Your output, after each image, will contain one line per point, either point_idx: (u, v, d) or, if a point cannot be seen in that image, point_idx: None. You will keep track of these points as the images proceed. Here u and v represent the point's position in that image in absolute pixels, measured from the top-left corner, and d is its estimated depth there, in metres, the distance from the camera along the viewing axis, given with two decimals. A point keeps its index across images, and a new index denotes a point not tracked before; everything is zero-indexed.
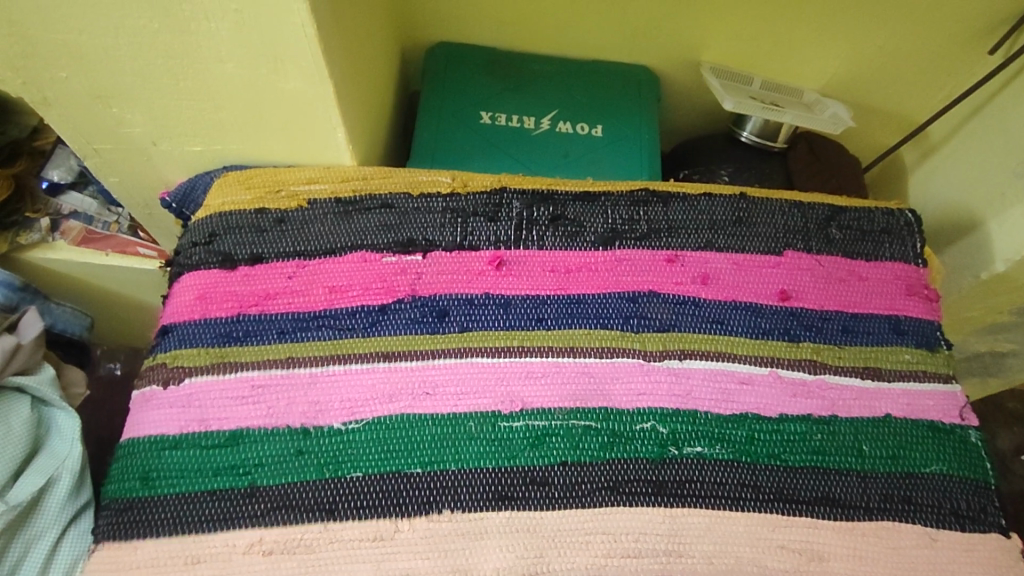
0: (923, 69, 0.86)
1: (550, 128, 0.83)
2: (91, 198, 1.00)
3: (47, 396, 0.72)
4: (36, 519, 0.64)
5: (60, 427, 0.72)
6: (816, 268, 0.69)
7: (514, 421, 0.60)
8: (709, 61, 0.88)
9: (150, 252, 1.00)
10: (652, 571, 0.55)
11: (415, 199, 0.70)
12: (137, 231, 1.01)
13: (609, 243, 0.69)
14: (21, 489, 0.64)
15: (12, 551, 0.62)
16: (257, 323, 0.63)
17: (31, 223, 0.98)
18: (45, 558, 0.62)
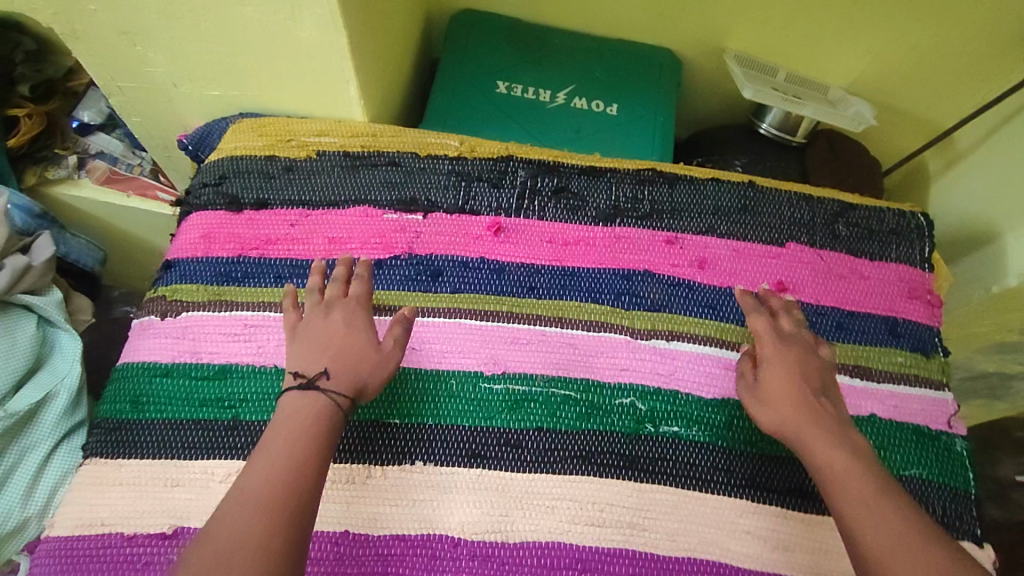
0: (955, 73, 0.83)
1: (564, 103, 0.82)
2: (117, 140, 1.04)
3: (52, 317, 0.75)
4: (32, 429, 0.68)
5: (63, 346, 0.75)
6: (816, 262, 0.68)
7: (493, 383, 0.60)
8: (734, 50, 0.87)
9: (169, 197, 1.04)
10: (614, 542, 0.56)
11: (422, 160, 0.71)
12: (158, 175, 1.06)
13: (610, 220, 0.69)
14: (21, 400, 0.68)
15: (7, 457, 0.67)
16: (256, 265, 0.65)
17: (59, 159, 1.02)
18: (36, 471, 0.67)
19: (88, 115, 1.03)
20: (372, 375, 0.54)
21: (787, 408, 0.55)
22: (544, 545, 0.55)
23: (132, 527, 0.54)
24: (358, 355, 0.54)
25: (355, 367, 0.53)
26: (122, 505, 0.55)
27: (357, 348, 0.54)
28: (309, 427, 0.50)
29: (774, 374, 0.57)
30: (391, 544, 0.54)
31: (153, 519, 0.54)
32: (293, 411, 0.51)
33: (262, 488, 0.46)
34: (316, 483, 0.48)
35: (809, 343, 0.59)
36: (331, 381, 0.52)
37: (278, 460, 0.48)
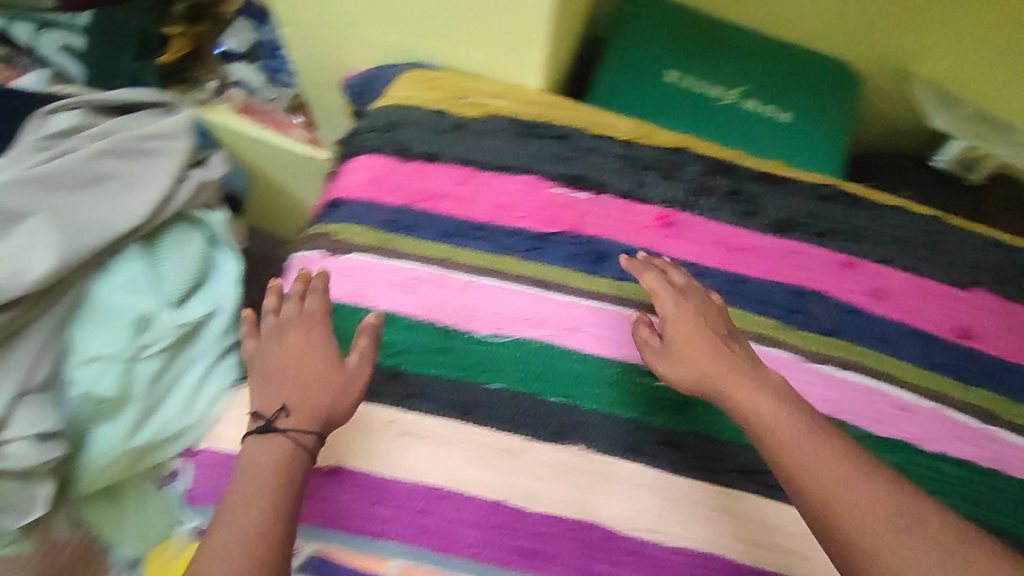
0: None
1: (735, 102, 0.77)
2: (257, 72, 1.07)
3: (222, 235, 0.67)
4: (195, 342, 0.60)
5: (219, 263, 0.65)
6: (1005, 313, 0.63)
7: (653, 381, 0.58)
8: (921, 74, 0.81)
9: (303, 137, 1.08)
10: (773, 566, 0.53)
11: (592, 138, 0.68)
12: (293, 113, 1.10)
13: (785, 232, 0.65)
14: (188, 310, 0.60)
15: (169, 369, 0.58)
16: (421, 218, 0.64)
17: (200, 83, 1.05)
18: (195, 385, 0.59)
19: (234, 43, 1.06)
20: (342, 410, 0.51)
21: (702, 361, 0.51)
22: (701, 557, 0.53)
23: None
24: (322, 384, 0.51)
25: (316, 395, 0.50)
26: None
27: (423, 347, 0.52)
28: (267, 463, 0.47)
29: (683, 335, 0.53)
30: (545, 522, 0.53)
31: (316, 452, 0.54)
32: (261, 449, 0.48)
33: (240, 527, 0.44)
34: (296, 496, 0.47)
35: (703, 293, 0.57)
36: (292, 419, 0.49)
37: (256, 489, 0.46)
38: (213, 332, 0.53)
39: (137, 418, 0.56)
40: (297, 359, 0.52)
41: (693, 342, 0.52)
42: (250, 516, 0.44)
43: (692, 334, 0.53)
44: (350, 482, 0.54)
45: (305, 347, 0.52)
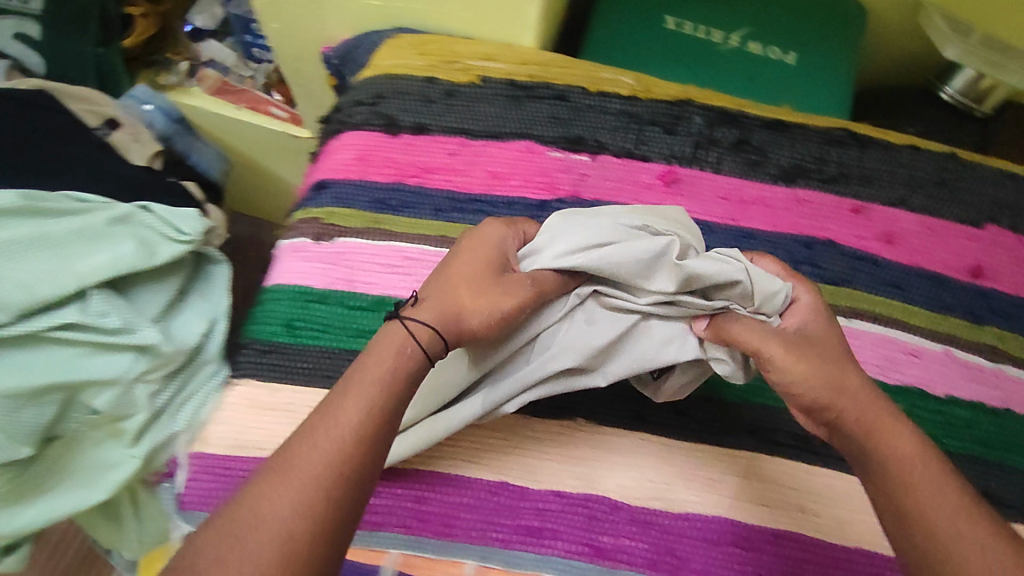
0: None
1: (738, 47, 0.73)
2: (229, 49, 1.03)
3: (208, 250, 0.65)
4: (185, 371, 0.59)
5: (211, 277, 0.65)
6: (1016, 249, 0.62)
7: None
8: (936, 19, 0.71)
9: (281, 112, 1.01)
10: (784, 523, 0.53)
11: (592, 96, 0.65)
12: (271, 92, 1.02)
13: (792, 179, 0.63)
14: (187, 328, 0.60)
15: (165, 394, 0.57)
16: (413, 196, 0.61)
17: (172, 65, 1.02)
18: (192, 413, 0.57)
19: (201, 21, 1.01)
20: (468, 322, 0.47)
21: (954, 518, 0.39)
22: (705, 516, 0.54)
23: None
24: (487, 307, 0.46)
25: (452, 296, 0.47)
26: (278, 430, 0.55)
27: (915, 457, 0.42)
28: (390, 363, 0.44)
29: (913, 463, 0.41)
30: (549, 500, 0.54)
31: None
32: (385, 338, 0.46)
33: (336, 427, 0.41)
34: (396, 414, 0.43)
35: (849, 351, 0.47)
36: (418, 310, 0.47)
37: (363, 388, 0.43)
38: (472, 267, 0.48)
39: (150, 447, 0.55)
40: (473, 269, 0.48)
41: (883, 438, 0.43)
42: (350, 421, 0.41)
43: (927, 461, 0.42)
44: None
45: (480, 257, 0.49)
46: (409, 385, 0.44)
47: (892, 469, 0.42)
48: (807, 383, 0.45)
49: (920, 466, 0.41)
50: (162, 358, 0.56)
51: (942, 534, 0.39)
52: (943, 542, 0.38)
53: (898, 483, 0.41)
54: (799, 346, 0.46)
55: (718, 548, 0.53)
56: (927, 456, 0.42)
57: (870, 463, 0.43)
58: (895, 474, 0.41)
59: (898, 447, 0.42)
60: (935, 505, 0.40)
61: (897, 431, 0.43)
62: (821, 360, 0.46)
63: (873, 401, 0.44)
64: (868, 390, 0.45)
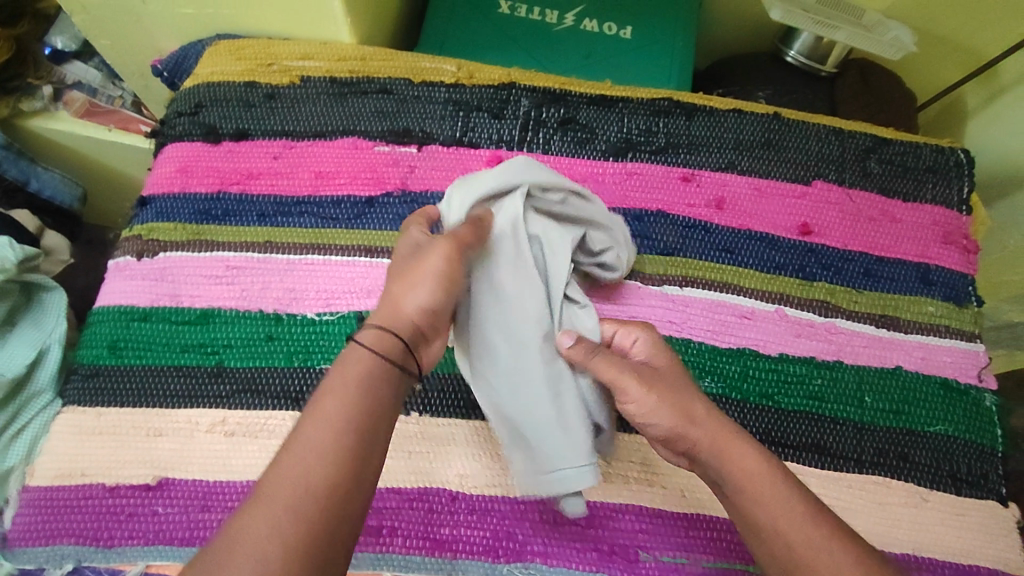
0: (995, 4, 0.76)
1: (573, 26, 0.73)
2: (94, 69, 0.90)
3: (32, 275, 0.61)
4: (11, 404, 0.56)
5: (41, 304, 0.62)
6: (846, 203, 0.62)
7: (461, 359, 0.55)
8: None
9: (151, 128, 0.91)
10: (620, 498, 0.52)
11: (417, 87, 0.64)
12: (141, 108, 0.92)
13: (622, 154, 0.63)
14: (10, 362, 0.57)
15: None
16: (237, 203, 0.60)
17: (32, 89, 0.88)
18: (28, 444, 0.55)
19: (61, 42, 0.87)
20: (425, 312, 0.43)
21: (797, 531, 0.41)
22: (546, 501, 0.51)
23: (113, 479, 0.51)
24: (417, 280, 0.43)
25: (387, 299, 0.43)
26: (102, 455, 0.52)
27: (757, 474, 0.43)
28: (349, 377, 0.39)
29: (755, 479, 0.43)
30: (385, 497, 0.51)
31: (135, 470, 0.51)
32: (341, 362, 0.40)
33: (297, 453, 0.36)
34: (378, 421, 0.38)
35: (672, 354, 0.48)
36: (367, 324, 0.42)
37: (322, 410, 0.37)
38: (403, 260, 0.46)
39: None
40: (399, 262, 0.45)
41: (737, 464, 0.44)
42: (315, 443, 0.36)
43: (770, 474, 0.43)
44: (172, 495, 0.51)
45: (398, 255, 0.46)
46: (374, 398, 0.39)
47: (739, 490, 0.43)
48: (656, 419, 0.45)
49: (763, 482, 0.43)
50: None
51: (786, 547, 0.41)
52: (795, 557, 0.40)
53: (745, 501, 0.43)
54: (650, 378, 0.46)
55: (558, 529, 0.51)
56: (768, 469, 0.43)
57: (727, 488, 0.44)
58: (739, 492, 0.43)
59: (738, 468, 0.43)
60: (775, 520, 0.41)
61: (740, 449, 0.44)
62: (672, 392, 0.46)
63: (712, 428, 0.44)
64: (706, 411, 0.45)
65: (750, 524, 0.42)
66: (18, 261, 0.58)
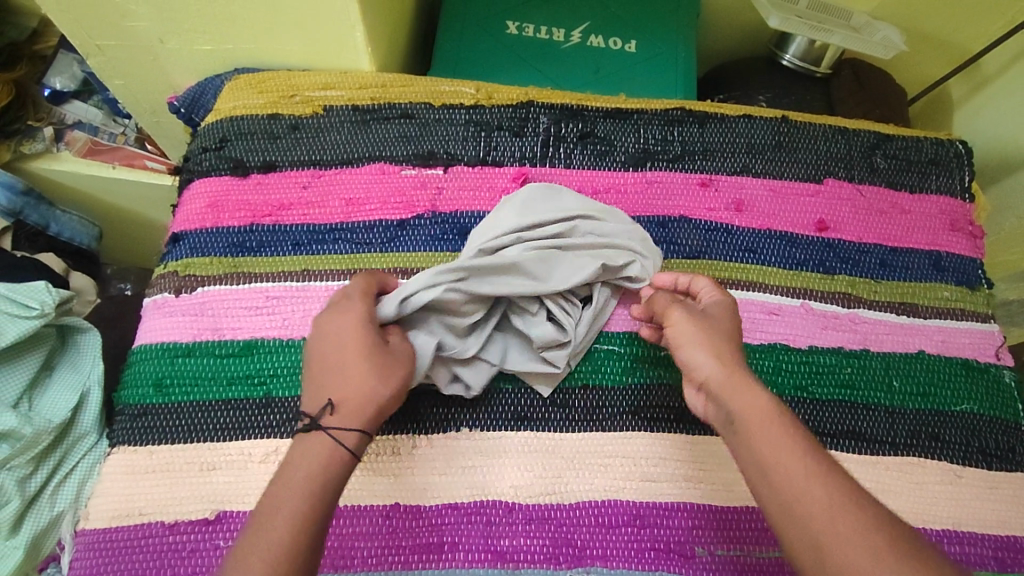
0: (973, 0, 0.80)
1: (580, 42, 0.76)
2: (94, 107, 0.88)
3: (68, 320, 0.64)
4: (57, 450, 0.59)
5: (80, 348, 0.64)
6: (857, 198, 0.65)
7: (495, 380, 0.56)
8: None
9: (159, 165, 0.89)
10: (672, 496, 0.53)
11: (438, 110, 0.66)
12: (145, 144, 0.90)
13: (640, 164, 0.65)
14: (56, 407, 0.59)
15: (37, 477, 0.57)
16: (271, 234, 0.61)
17: (32, 132, 0.85)
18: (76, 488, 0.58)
19: (59, 82, 0.86)
20: (385, 400, 0.46)
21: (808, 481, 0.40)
22: (601, 504, 0.53)
23: (172, 515, 0.51)
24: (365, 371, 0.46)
25: (346, 388, 0.46)
26: (158, 493, 0.52)
27: (760, 415, 0.43)
28: (303, 464, 0.42)
29: (762, 420, 0.43)
30: (444, 513, 0.52)
31: (192, 506, 0.52)
32: (303, 448, 0.43)
33: (265, 534, 0.39)
34: (332, 501, 0.42)
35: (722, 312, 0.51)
36: (337, 415, 0.45)
37: (286, 488, 0.41)
38: (341, 346, 0.47)
39: (33, 532, 0.56)
40: (346, 344, 0.47)
41: (762, 425, 0.43)
42: (279, 526, 0.39)
43: (774, 416, 0.43)
44: (231, 527, 0.51)
45: (348, 333, 0.48)
46: (332, 484, 0.43)
47: (747, 427, 0.43)
48: (689, 346, 0.48)
49: (768, 421, 0.43)
50: (25, 441, 0.56)
51: (784, 484, 0.40)
52: (793, 501, 0.39)
53: (746, 439, 0.43)
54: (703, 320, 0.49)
55: (615, 532, 0.52)
56: (775, 412, 0.44)
57: (738, 425, 0.44)
58: (746, 429, 0.43)
59: (748, 406, 0.44)
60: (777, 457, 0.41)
61: (746, 391, 0.45)
62: (712, 333, 0.48)
63: (728, 368, 0.46)
64: (732, 355, 0.47)
65: (751, 459, 0.42)
66: (56, 305, 0.62)
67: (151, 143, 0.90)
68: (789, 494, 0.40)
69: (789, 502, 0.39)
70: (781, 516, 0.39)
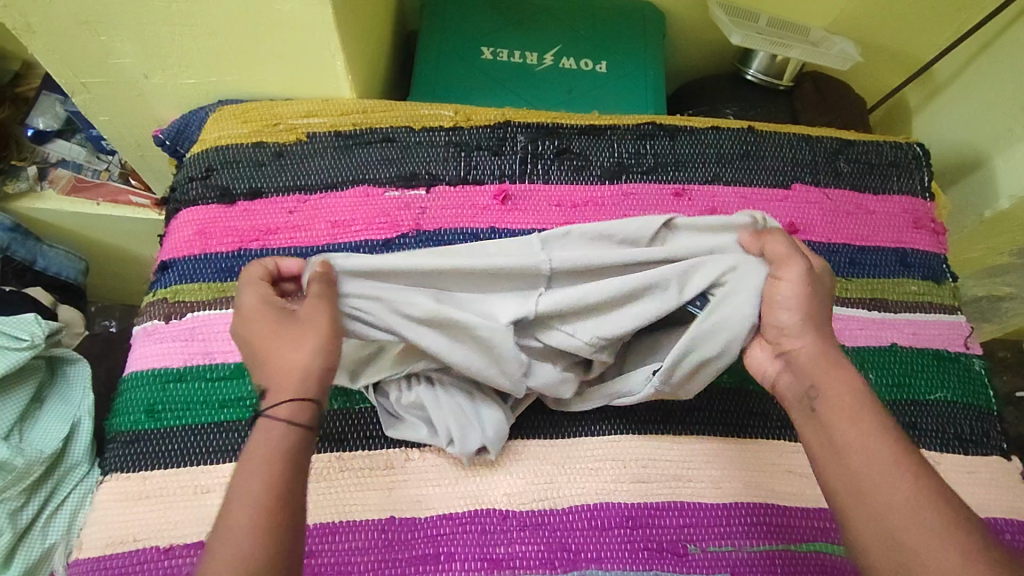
0: (921, 12, 0.85)
1: (553, 64, 0.79)
2: (79, 145, 0.89)
3: (60, 352, 0.65)
4: (48, 480, 0.59)
5: (73, 379, 0.66)
6: (823, 201, 0.68)
7: None
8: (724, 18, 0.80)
9: (144, 200, 0.89)
10: (662, 496, 0.54)
11: (418, 133, 0.68)
12: (130, 179, 0.90)
13: (616, 177, 0.68)
14: (48, 438, 0.60)
15: (29, 507, 0.58)
16: (258, 258, 0.62)
17: (16, 171, 0.86)
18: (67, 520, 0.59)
19: (44, 122, 0.86)
20: (322, 370, 0.45)
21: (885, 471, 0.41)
22: (594, 507, 0.54)
23: (166, 539, 0.51)
24: (293, 348, 0.45)
25: (286, 362, 0.44)
26: (152, 519, 0.52)
27: (850, 399, 0.44)
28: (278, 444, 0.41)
29: (845, 406, 0.44)
30: (439, 524, 0.52)
31: (187, 529, 0.52)
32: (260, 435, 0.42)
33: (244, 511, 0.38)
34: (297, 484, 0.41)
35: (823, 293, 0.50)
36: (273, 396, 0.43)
37: (253, 466, 0.40)
38: (264, 332, 0.46)
39: (26, 561, 0.57)
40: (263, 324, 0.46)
41: (856, 412, 0.44)
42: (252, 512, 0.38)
43: (862, 404, 0.44)
44: None
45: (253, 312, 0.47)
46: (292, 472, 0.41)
47: (829, 410, 0.44)
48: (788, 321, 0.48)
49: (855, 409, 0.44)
50: (17, 473, 0.57)
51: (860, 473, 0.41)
52: (863, 488, 0.41)
53: (831, 431, 0.44)
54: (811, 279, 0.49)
55: (608, 534, 0.53)
56: (863, 399, 0.44)
57: (818, 404, 0.45)
58: (831, 416, 0.44)
59: (837, 387, 0.45)
60: (849, 441, 0.43)
61: (840, 374, 0.46)
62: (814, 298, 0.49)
63: (816, 343, 0.47)
64: (825, 334, 0.48)
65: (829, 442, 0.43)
66: (46, 336, 0.63)
67: (136, 178, 0.91)
68: (863, 479, 0.41)
69: (864, 492, 0.41)
70: (849, 492, 0.41)
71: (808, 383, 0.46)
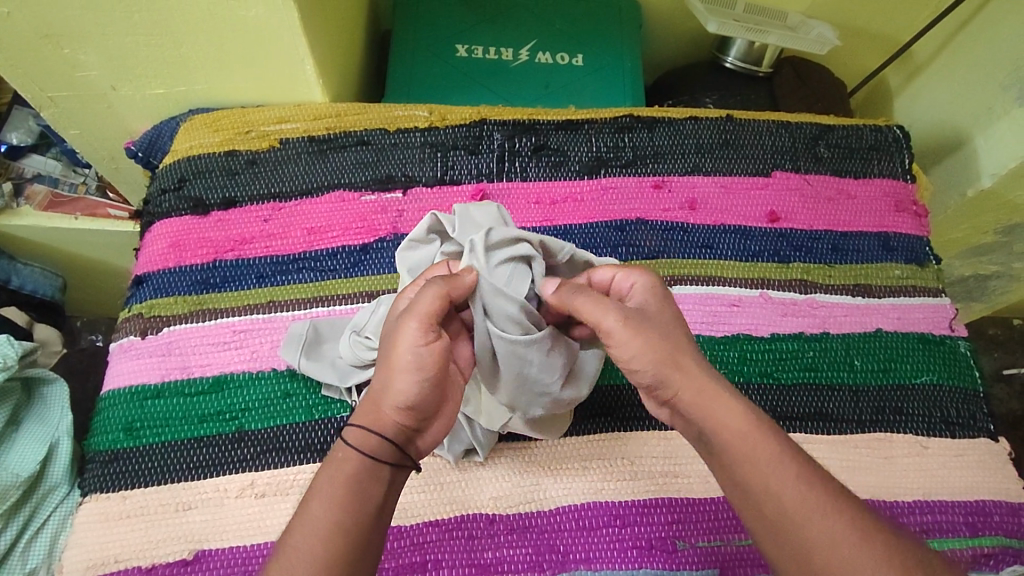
0: None
1: (529, 59, 0.78)
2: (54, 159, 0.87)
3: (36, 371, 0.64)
4: (27, 502, 0.60)
5: (50, 398, 0.65)
6: (804, 188, 0.68)
7: None
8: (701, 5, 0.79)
9: (122, 212, 0.88)
10: (650, 492, 0.54)
11: (392, 135, 0.67)
12: (107, 192, 0.89)
13: (594, 172, 0.67)
14: (23, 460, 0.60)
15: (7, 531, 0.58)
16: (234, 268, 0.61)
17: None
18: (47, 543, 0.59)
19: (18, 137, 0.86)
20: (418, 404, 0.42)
21: (791, 494, 0.39)
22: (581, 507, 0.53)
23: (148, 559, 0.51)
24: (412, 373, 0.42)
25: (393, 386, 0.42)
26: (133, 539, 0.51)
27: (737, 433, 0.41)
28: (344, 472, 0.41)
29: (745, 444, 0.41)
30: (426, 531, 0.52)
31: (168, 547, 0.51)
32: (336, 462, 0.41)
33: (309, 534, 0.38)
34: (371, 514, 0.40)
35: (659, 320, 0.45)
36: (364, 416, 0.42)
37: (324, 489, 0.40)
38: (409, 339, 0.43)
39: None
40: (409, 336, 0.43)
41: (746, 447, 0.41)
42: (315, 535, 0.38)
43: (761, 436, 0.41)
44: (209, 566, 0.50)
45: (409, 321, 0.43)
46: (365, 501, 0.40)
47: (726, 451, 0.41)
48: (638, 360, 0.44)
49: (755, 442, 0.41)
50: None
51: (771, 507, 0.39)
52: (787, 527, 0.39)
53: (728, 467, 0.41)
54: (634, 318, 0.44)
55: (595, 534, 0.52)
56: (755, 432, 0.41)
57: (712, 444, 0.42)
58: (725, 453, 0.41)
59: (727, 430, 0.41)
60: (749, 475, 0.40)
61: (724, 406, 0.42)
62: (659, 334, 0.44)
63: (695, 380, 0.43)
64: (694, 361, 0.44)
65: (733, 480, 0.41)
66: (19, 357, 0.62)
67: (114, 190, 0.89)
68: (784, 523, 0.39)
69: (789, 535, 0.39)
70: (763, 531, 0.40)
71: (697, 426, 0.43)
